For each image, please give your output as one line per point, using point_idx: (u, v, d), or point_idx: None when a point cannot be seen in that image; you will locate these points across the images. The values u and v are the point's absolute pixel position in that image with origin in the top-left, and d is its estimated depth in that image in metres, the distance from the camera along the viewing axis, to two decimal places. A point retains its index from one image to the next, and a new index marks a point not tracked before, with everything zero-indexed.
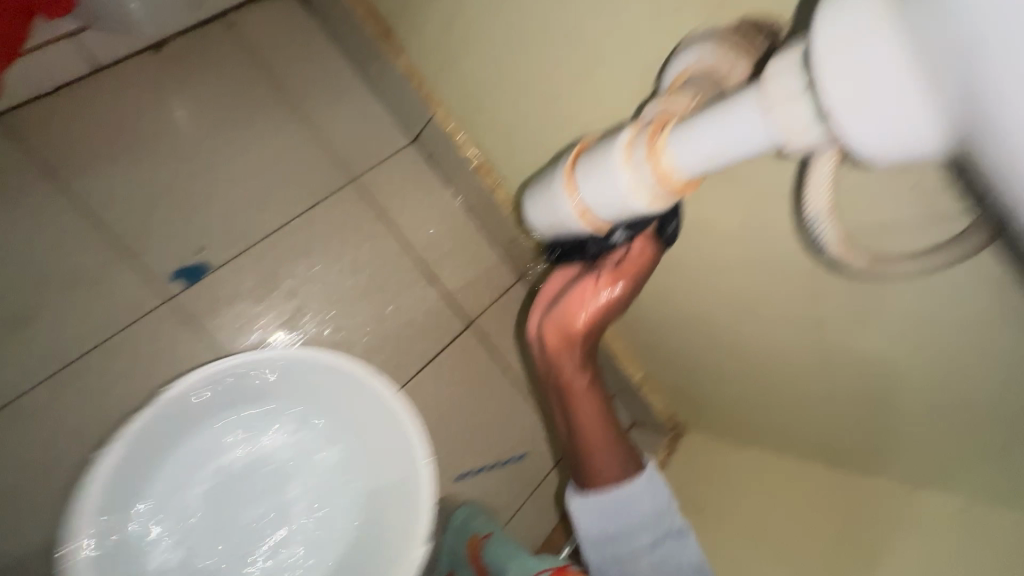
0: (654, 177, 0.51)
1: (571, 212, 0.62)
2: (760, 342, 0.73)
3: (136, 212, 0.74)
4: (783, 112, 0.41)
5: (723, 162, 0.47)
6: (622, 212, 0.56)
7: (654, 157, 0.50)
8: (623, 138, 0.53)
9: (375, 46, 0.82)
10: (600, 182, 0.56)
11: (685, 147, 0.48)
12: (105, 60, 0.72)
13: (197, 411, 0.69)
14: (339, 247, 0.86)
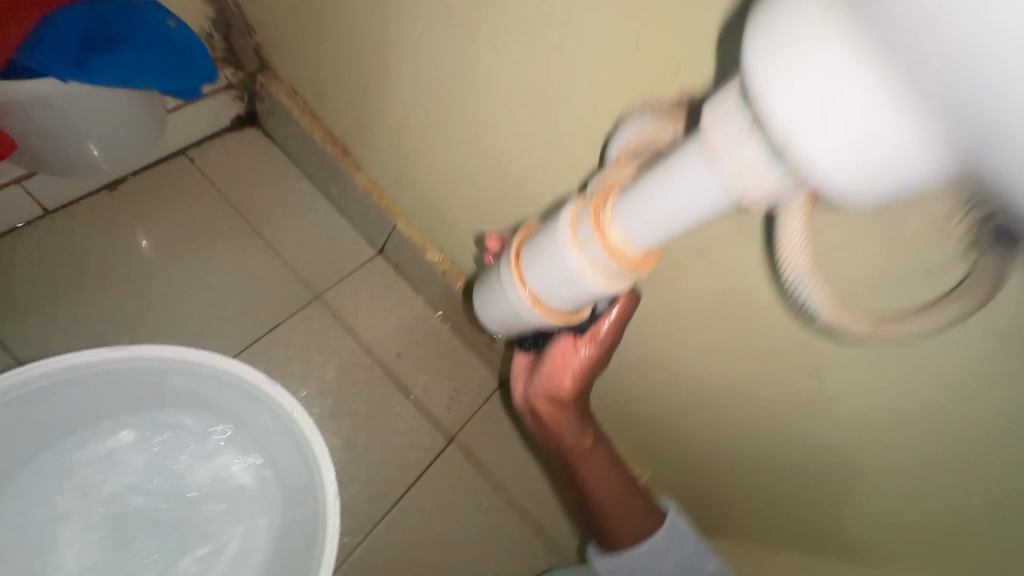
0: (608, 253, 0.41)
1: (523, 311, 0.50)
2: (760, 426, 0.63)
3: (75, 354, 0.69)
4: (730, 162, 0.32)
5: (680, 226, 0.38)
6: (583, 300, 0.45)
7: (604, 232, 0.41)
8: (565, 213, 0.44)
9: (332, 167, 0.83)
10: (549, 267, 0.45)
11: (638, 213, 0.39)
12: (52, 206, 0.72)
13: (74, 403, 0.60)
14: (301, 369, 0.80)
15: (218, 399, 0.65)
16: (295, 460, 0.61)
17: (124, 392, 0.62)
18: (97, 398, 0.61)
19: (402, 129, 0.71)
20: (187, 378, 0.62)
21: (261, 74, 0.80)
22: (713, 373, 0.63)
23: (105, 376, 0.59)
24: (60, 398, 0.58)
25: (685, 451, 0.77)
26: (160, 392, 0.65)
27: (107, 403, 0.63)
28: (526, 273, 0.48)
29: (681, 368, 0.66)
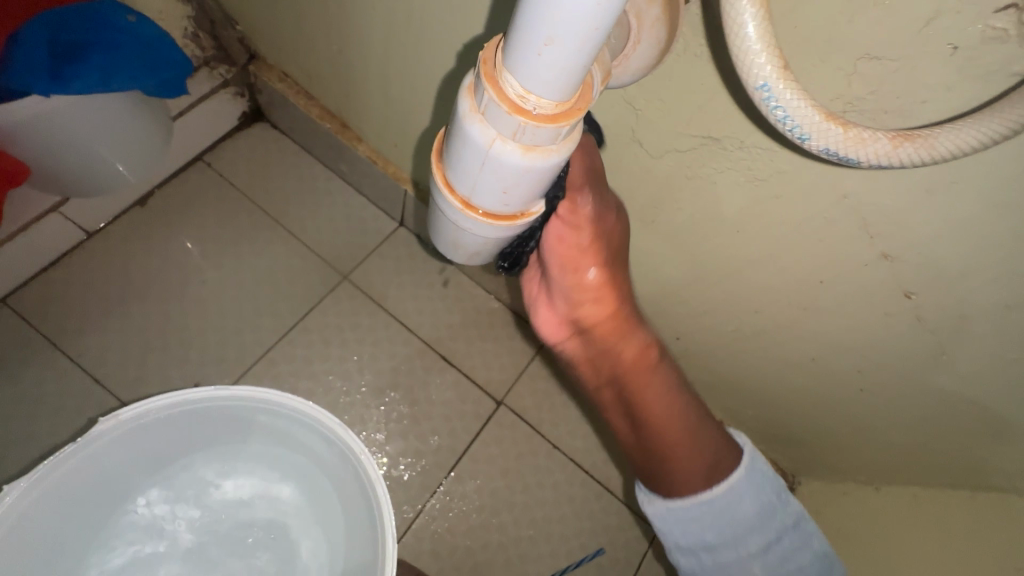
0: (512, 115, 0.26)
1: (462, 220, 0.35)
2: (838, 331, 0.53)
3: (133, 360, 0.74)
4: None
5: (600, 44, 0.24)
6: (514, 180, 0.30)
7: (498, 86, 0.26)
8: (463, 84, 0.29)
9: (336, 144, 0.82)
10: (456, 149, 0.30)
11: (529, 51, 0.24)
12: (93, 228, 0.78)
13: (170, 443, 0.55)
14: (341, 348, 0.81)
15: (309, 457, 0.56)
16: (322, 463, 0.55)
17: (237, 425, 0.56)
18: (235, 427, 0.56)
19: (384, 85, 0.67)
20: (272, 422, 0.55)
21: (253, 64, 0.80)
22: (761, 287, 0.54)
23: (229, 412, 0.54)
24: (146, 441, 0.53)
25: (751, 382, 0.69)
26: (219, 447, 0.59)
27: (219, 426, 0.56)
28: (447, 173, 0.33)
29: (724, 289, 0.58)
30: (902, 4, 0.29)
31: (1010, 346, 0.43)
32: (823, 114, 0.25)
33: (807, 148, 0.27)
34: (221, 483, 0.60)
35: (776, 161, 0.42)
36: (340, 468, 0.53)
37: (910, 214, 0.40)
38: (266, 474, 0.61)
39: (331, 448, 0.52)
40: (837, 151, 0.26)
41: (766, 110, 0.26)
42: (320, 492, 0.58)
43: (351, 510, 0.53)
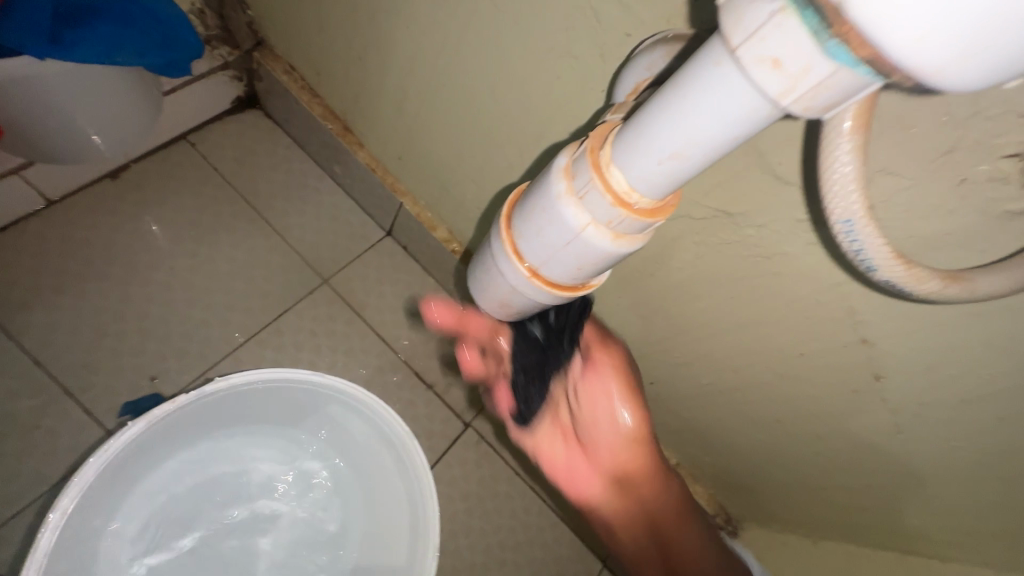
0: (614, 205, 0.29)
1: (524, 284, 0.36)
2: (805, 400, 0.58)
3: (83, 344, 0.68)
4: (758, 51, 0.21)
5: (701, 168, 0.27)
6: (593, 260, 0.32)
7: (604, 176, 0.29)
8: (555, 161, 0.32)
9: (334, 145, 0.80)
10: (542, 221, 0.32)
11: (650, 155, 0.27)
12: (54, 196, 0.72)
13: (230, 408, 0.58)
14: (312, 354, 0.78)
15: (343, 441, 0.62)
16: (371, 455, 0.61)
17: (283, 407, 0.61)
18: (282, 410, 0.61)
19: (400, 99, 0.67)
20: (321, 408, 0.60)
21: (258, 51, 0.77)
22: (743, 349, 0.58)
23: (287, 395, 0.59)
24: (216, 412, 0.58)
25: (715, 433, 0.73)
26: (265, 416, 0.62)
27: (271, 409, 0.60)
28: (517, 240, 0.35)
29: (707, 346, 0.61)
30: (924, 133, 0.33)
31: (957, 433, 0.48)
32: (892, 251, 0.25)
33: (871, 279, 0.26)
34: (235, 461, 0.63)
35: (782, 242, 0.45)
36: (379, 450, 0.59)
37: (893, 310, 0.44)
38: (281, 456, 0.64)
39: (387, 444, 0.58)
40: (897, 285, 0.26)
41: (842, 239, 0.24)
42: (338, 477, 0.64)
43: (385, 495, 0.60)
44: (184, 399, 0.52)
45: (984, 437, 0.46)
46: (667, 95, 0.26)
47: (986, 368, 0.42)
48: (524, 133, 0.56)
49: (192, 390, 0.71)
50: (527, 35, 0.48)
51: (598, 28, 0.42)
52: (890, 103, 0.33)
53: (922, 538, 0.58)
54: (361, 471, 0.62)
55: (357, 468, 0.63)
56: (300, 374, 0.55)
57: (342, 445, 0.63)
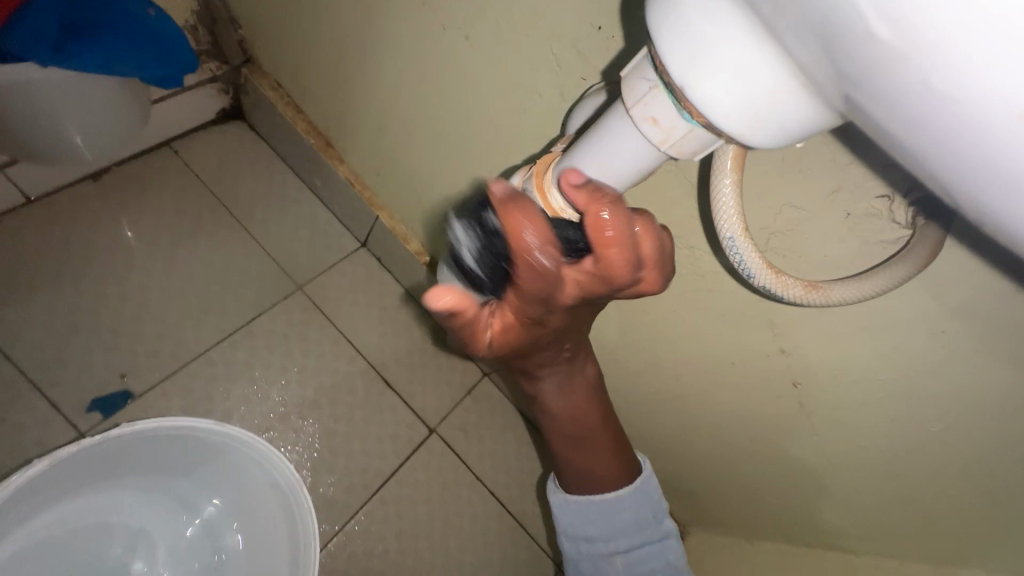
0: (551, 218, 0.39)
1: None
2: (734, 408, 0.65)
3: (55, 340, 0.69)
4: (645, 115, 0.30)
5: (618, 193, 0.36)
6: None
7: (545, 196, 0.39)
8: (513, 183, 0.41)
9: (316, 159, 0.85)
10: (499, 230, 0.41)
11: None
12: (34, 194, 0.73)
13: (117, 450, 0.60)
14: (283, 357, 0.81)
15: (233, 478, 0.66)
16: (260, 488, 0.65)
17: (179, 449, 0.63)
18: (172, 453, 0.64)
19: (381, 120, 0.72)
20: (217, 449, 0.64)
21: (246, 67, 0.81)
22: (684, 358, 0.64)
23: (181, 436, 0.61)
24: (101, 457, 0.59)
25: (661, 438, 0.79)
26: (153, 457, 0.63)
27: (160, 451, 0.63)
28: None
29: (654, 355, 0.68)
30: (817, 174, 0.40)
31: (863, 434, 0.55)
32: (765, 263, 0.34)
33: (753, 284, 0.35)
34: (107, 509, 0.65)
35: (713, 262, 0.52)
36: (273, 489, 0.63)
37: (802, 324, 0.51)
38: (170, 496, 0.68)
39: (276, 479, 0.62)
40: (769, 289, 0.35)
41: (729, 256, 0.34)
42: (217, 519, 0.68)
43: (273, 527, 0.65)
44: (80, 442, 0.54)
45: (881, 438, 0.54)
46: (584, 140, 0.35)
47: (879, 375, 0.49)
48: (494, 158, 0.62)
49: (162, 388, 0.72)
50: (498, 72, 0.54)
51: (559, 70, 0.49)
52: (790, 149, 0.40)
53: (839, 533, 0.64)
54: (249, 503, 0.66)
55: (245, 501, 0.67)
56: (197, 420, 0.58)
57: (232, 478, 0.66)
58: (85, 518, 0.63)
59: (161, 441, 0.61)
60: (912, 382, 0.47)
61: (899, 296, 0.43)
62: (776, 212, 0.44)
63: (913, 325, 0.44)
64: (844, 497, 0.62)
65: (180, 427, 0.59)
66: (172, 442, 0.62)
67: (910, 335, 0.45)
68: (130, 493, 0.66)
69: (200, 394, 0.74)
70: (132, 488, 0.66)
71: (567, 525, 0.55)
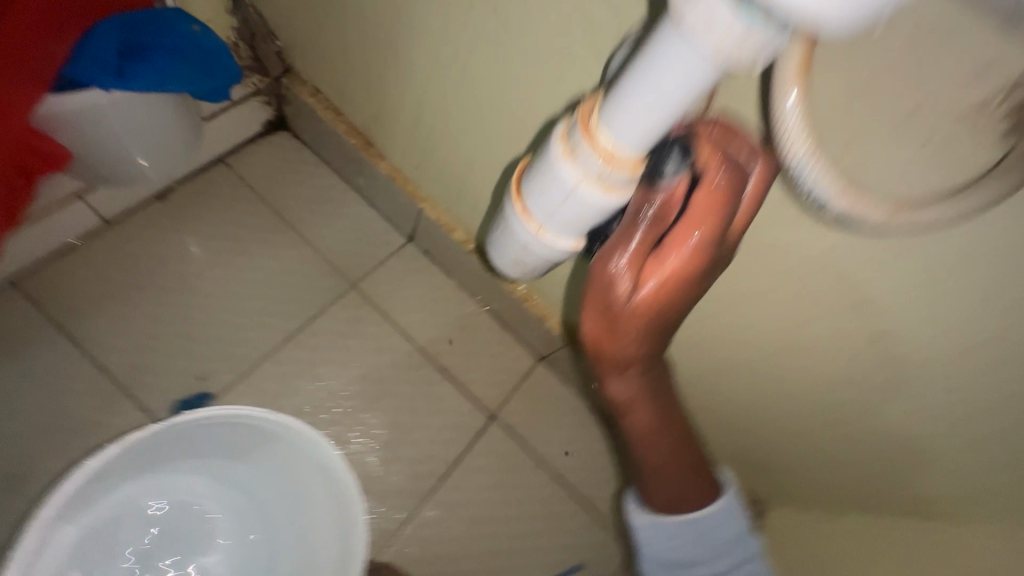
0: (601, 162, 0.35)
1: (533, 238, 0.43)
2: (808, 372, 0.61)
3: (140, 350, 0.75)
4: (693, 22, 0.26)
5: (670, 122, 0.32)
6: (591, 213, 0.39)
7: (593, 138, 0.35)
8: (554, 131, 0.38)
9: (358, 160, 0.87)
10: (546, 184, 0.39)
11: (626, 116, 0.32)
12: (110, 217, 0.79)
13: (182, 435, 0.60)
14: (343, 353, 0.84)
15: (279, 472, 0.65)
16: (310, 485, 0.63)
17: (239, 438, 0.63)
18: (226, 441, 0.63)
19: (416, 110, 0.72)
20: (264, 441, 0.63)
21: (285, 77, 0.84)
22: (749, 322, 0.61)
23: (233, 425, 0.61)
24: (168, 440, 0.60)
25: (730, 411, 0.75)
26: (216, 443, 0.63)
27: (220, 439, 0.63)
28: (525, 201, 0.41)
29: (716, 323, 0.64)
30: None
31: (961, 388, 0.50)
32: (839, 187, 0.33)
33: (824, 206, 0.34)
34: (173, 486, 0.66)
35: (775, 214, 0.49)
36: (324, 491, 0.61)
37: (880, 272, 0.47)
38: (226, 482, 0.68)
39: (329, 478, 0.60)
40: (849, 214, 0.34)
41: (798, 176, 0.33)
42: (268, 510, 0.67)
43: (316, 526, 0.63)
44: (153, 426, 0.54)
45: (982, 390, 0.49)
46: (638, 62, 0.31)
47: (975, 320, 0.45)
48: (532, 132, 0.61)
49: (236, 389, 0.77)
50: (530, 42, 0.53)
51: (593, 29, 0.47)
52: None
53: (936, 502, 0.59)
54: (298, 500, 0.65)
55: (290, 496, 0.65)
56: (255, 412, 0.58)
57: (285, 472, 0.65)
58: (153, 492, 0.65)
59: (221, 428, 0.61)
60: None
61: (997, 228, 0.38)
62: None
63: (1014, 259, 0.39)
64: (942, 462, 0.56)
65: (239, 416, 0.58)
66: (232, 430, 0.62)
67: None
68: (194, 474, 0.67)
69: (270, 392, 0.78)
70: (194, 470, 0.67)
71: (656, 548, 0.50)
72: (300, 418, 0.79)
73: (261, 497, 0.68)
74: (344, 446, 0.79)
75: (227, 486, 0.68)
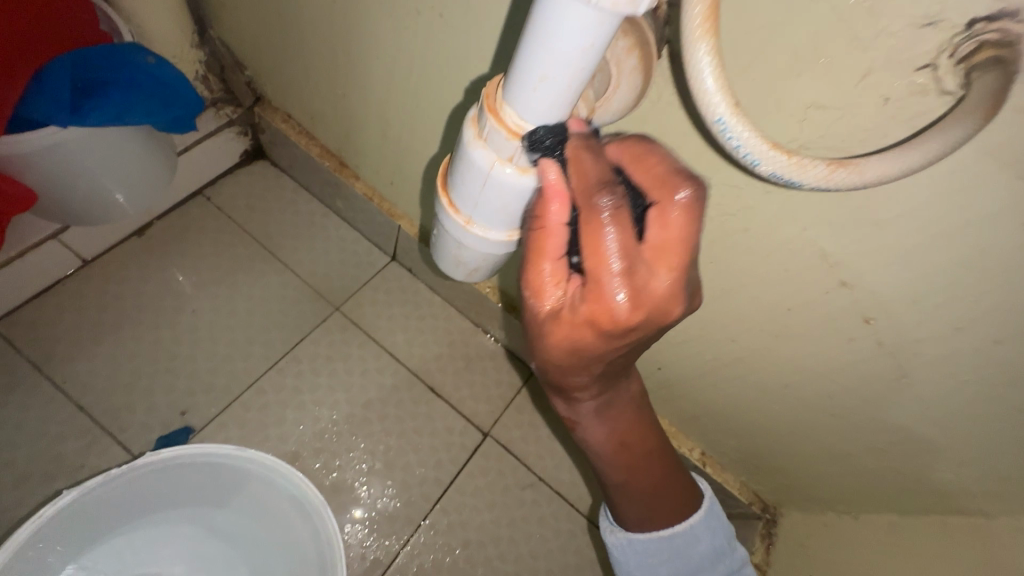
0: (512, 139, 0.33)
1: (464, 232, 0.40)
2: (800, 363, 0.58)
3: (121, 387, 0.74)
4: None
5: (575, 88, 0.31)
6: (514, 197, 0.36)
7: (500, 116, 0.33)
8: (468, 117, 0.36)
9: (334, 182, 0.86)
10: (463, 172, 0.37)
11: (526, 86, 0.31)
12: (89, 256, 0.79)
13: (155, 477, 0.59)
14: (329, 378, 0.82)
15: (259, 513, 0.63)
16: (291, 519, 0.61)
17: (213, 478, 0.61)
18: (199, 483, 0.62)
19: (383, 127, 0.72)
20: (243, 480, 0.61)
21: (258, 106, 0.85)
22: (734, 315, 0.58)
23: (208, 463, 0.60)
24: (137, 484, 0.58)
25: (730, 411, 0.71)
26: (189, 486, 0.62)
27: (194, 480, 0.61)
28: (451, 195, 0.39)
29: (701, 319, 0.62)
30: (839, 61, 0.34)
31: (963, 367, 0.46)
32: (769, 144, 0.29)
33: (758, 172, 0.30)
34: (137, 548, 0.62)
35: (743, 197, 0.47)
36: (303, 523, 0.60)
37: (859, 249, 0.44)
38: (193, 539, 0.64)
39: (306, 507, 0.59)
40: (782, 174, 0.29)
41: (723, 140, 0.29)
42: (241, 564, 0.64)
43: (300, 568, 0.61)
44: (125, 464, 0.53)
45: (987, 368, 0.45)
46: (527, 30, 0.29)
47: (968, 291, 0.42)
48: None
49: (219, 421, 0.75)
50: (479, 44, 0.52)
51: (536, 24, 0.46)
52: (801, 38, 0.35)
53: (959, 496, 0.54)
54: (278, 538, 0.63)
55: (269, 536, 0.63)
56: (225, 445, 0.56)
57: (260, 511, 0.63)
58: (113, 557, 0.61)
59: (195, 467, 0.59)
60: (1014, 292, 0.39)
61: (974, 189, 0.36)
62: (802, 118, 0.38)
63: (996, 221, 0.37)
64: (957, 451, 0.52)
65: (213, 450, 0.58)
66: (206, 469, 0.60)
67: (996, 234, 0.37)
68: (161, 530, 0.63)
69: (255, 422, 0.77)
70: (160, 526, 0.63)
71: (631, 568, 0.48)
72: (286, 447, 0.76)
73: (235, 549, 0.64)
74: (333, 473, 0.77)
75: (195, 543, 0.64)
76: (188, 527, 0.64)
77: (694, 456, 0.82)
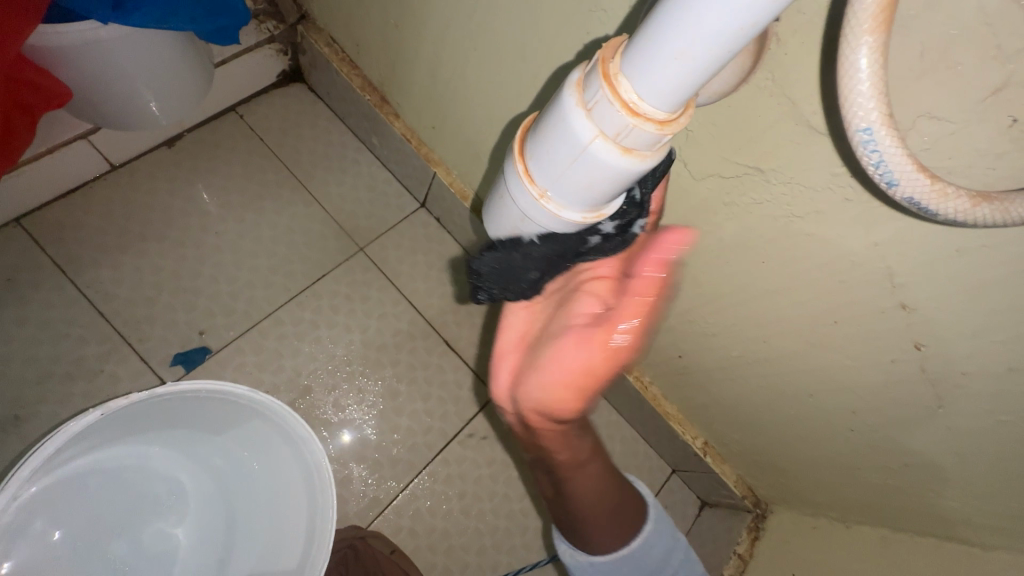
0: (623, 113, 0.30)
1: (534, 205, 0.38)
2: (829, 373, 0.56)
3: (142, 300, 0.74)
4: None
5: (709, 69, 0.27)
6: (604, 178, 0.33)
7: (614, 86, 0.30)
8: (568, 81, 0.33)
9: (373, 117, 0.83)
10: (554, 140, 0.34)
11: (654, 58, 0.28)
12: (118, 160, 0.77)
13: (162, 408, 0.58)
14: (346, 317, 0.81)
15: (263, 451, 0.63)
16: (287, 466, 0.61)
17: (218, 413, 0.61)
18: (206, 415, 0.61)
19: (434, 66, 0.68)
20: (247, 417, 0.61)
21: (301, 24, 0.80)
22: (773, 317, 0.56)
23: (210, 401, 0.58)
24: (146, 413, 0.58)
25: (743, 408, 0.71)
26: (196, 416, 0.62)
27: (200, 412, 0.61)
28: (530, 163, 0.37)
29: (736, 315, 0.60)
30: (969, 70, 0.31)
31: (1003, 404, 0.45)
32: (914, 165, 0.26)
33: (892, 194, 0.27)
34: (150, 455, 0.65)
35: (816, 201, 0.44)
36: (295, 467, 0.60)
37: (927, 272, 0.42)
38: (204, 455, 0.67)
39: (304, 461, 0.58)
40: (920, 202, 0.27)
41: (861, 155, 0.26)
42: (244, 485, 0.67)
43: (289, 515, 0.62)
44: (130, 395, 0.52)
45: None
46: None
47: None
48: (550, 95, 0.56)
49: (235, 345, 0.76)
50: None
51: None
52: (932, 37, 0.31)
53: (963, 525, 0.54)
54: (275, 479, 0.64)
55: (267, 474, 0.64)
56: (235, 387, 0.55)
57: (263, 450, 0.63)
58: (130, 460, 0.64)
59: (200, 403, 0.59)
60: None
61: None
62: (909, 127, 0.35)
63: None
64: (975, 485, 0.52)
65: (217, 391, 0.56)
66: (212, 406, 0.59)
67: None
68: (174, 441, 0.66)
69: (270, 351, 0.77)
70: (173, 439, 0.65)
71: None
72: (299, 380, 0.77)
73: (238, 473, 0.67)
74: (341, 412, 0.78)
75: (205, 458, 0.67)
76: (198, 445, 0.66)
77: (695, 444, 0.82)
